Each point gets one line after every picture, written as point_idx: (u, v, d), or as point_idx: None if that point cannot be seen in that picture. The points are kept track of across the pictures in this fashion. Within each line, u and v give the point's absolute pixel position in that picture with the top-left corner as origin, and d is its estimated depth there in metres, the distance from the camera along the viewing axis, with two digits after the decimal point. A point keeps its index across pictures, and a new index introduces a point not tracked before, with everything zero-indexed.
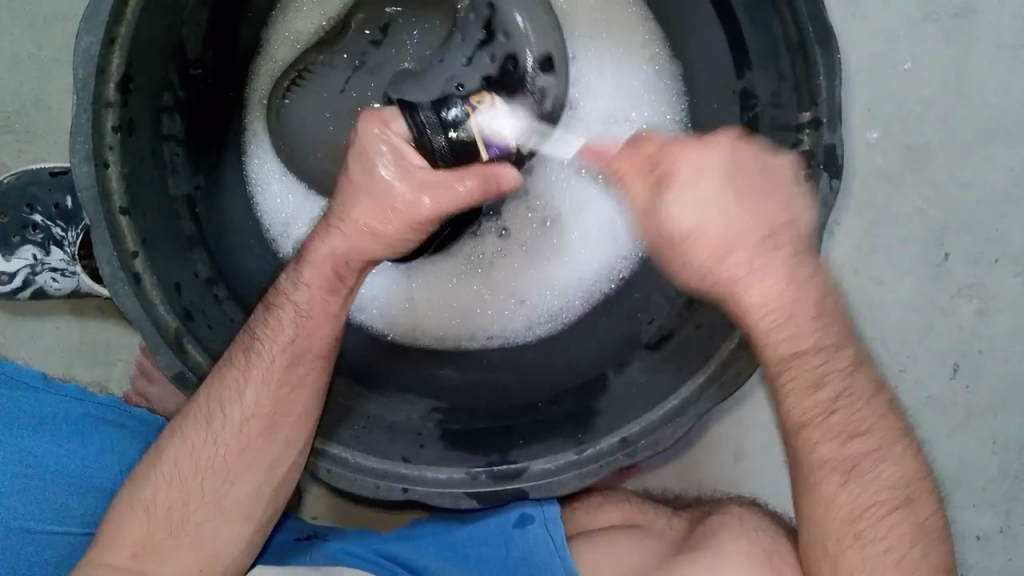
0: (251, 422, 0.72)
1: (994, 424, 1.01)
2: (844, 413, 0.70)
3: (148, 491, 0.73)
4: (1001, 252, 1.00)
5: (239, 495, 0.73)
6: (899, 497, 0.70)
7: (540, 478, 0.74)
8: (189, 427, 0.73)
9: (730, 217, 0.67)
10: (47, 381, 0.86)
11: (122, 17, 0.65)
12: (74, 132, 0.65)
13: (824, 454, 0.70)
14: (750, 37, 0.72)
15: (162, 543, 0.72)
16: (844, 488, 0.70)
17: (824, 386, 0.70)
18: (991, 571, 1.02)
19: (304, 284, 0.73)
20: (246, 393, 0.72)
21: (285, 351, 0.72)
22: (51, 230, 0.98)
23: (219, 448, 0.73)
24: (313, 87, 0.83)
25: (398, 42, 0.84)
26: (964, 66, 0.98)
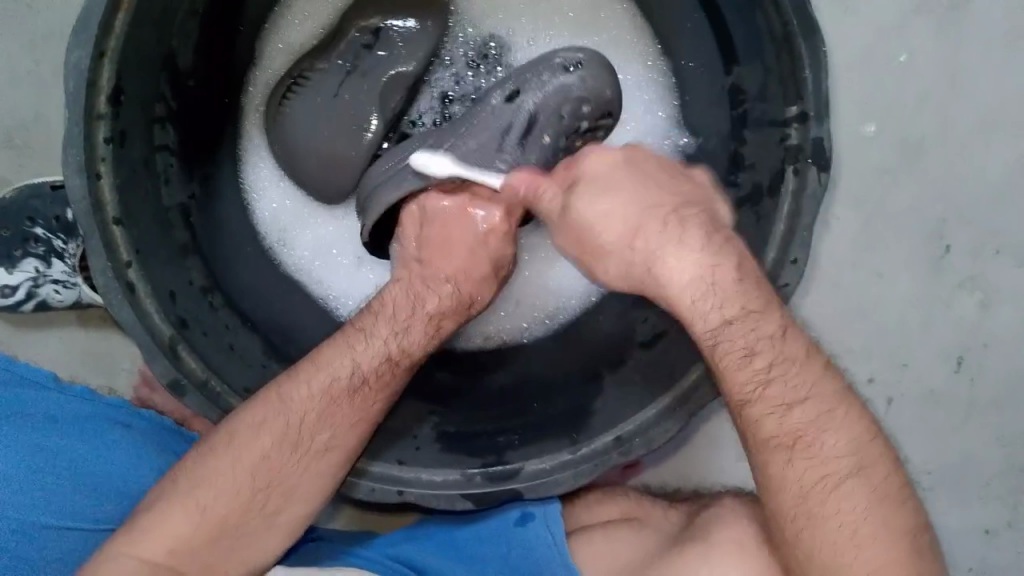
0: (332, 454, 0.73)
1: (999, 416, 1.00)
2: (781, 381, 0.66)
3: (208, 494, 0.70)
4: (1000, 244, 0.99)
5: (295, 512, 0.73)
6: (851, 466, 0.65)
7: (535, 479, 0.74)
8: (272, 443, 0.71)
9: (619, 205, 0.68)
10: (54, 382, 0.88)
11: (111, 29, 0.65)
12: (67, 143, 0.66)
13: (768, 429, 0.65)
14: (736, 33, 0.72)
15: (205, 547, 0.70)
16: (790, 465, 0.65)
17: (758, 353, 0.66)
18: (999, 565, 1.01)
19: (410, 331, 0.76)
20: (340, 430, 0.73)
21: (386, 398, 0.75)
22: (52, 242, 1.00)
23: (290, 468, 0.72)
24: (306, 96, 0.84)
25: (388, 44, 0.84)
26: (958, 57, 0.97)
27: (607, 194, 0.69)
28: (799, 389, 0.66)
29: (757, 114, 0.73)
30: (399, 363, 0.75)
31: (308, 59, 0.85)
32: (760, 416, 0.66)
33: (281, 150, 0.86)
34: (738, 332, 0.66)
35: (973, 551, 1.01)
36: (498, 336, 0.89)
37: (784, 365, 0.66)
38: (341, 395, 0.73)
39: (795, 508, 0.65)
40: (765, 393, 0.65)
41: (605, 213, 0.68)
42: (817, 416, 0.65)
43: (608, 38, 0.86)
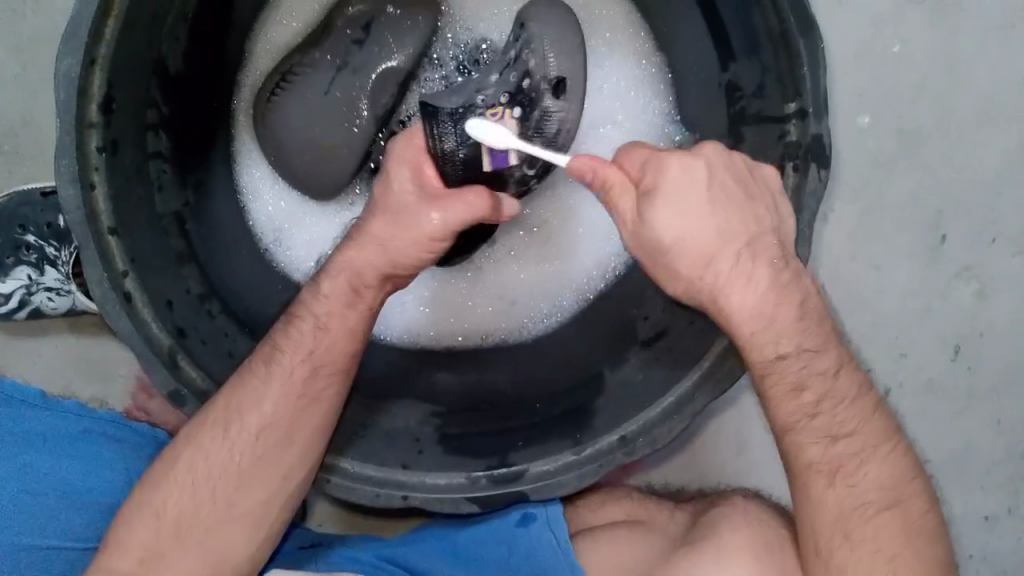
0: (267, 430, 0.72)
1: (997, 404, 1.01)
2: (828, 414, 0.68)
3: (157, 497, 0.72)
4: (997, 232, 0.99)
5: (252, 503, 0.73)
6: (888, 497, 0.68)
7: (539, 481, 0.74)
8: (203, 434, 0.72)
9: (706, 227, 0.65)
10: (44, 397, 0.86)
11: (101, 36, 0.64)
12: (60, 153, 0.65)
13: (812, 455, 0.69)
14: (732, 28, 0.71)
15: (169, 550, 0.71)
16: (831, 489, 0.69)
17: (807, 388, 0.68)
18: (1000, 551, 1.02)
19: (327, 298, 0.74)
20: (265, 403, 0.72)
21: (304, 362, 0.73)
22: (45, 250, 0.97)
23: (234, 454, 0.73)
24: (295, 91, 0.83)
25: (382, 39, 0.83)
26: (952, 46, 0.97)
27: (687, 212, 0.65)
28: (846, 424, 0.69)
29: (755, 112, 0.73)
30: (319, 329, 0.73)
31: (300, 53, 0.84)
32: (806, 443, 0.69)
33: (270, 143, 0.84)
34: (791, 367, 0.68)
35: (974, 538, 1.02)
36: (497, 336, 0.89)
37: (835, 398, 0.69)
38: (257, 372, 0.73)
39: (833, 528, 0.68)
40: (810, 425, 0.68)
41: (683, 230, 0.65)
42: (864, 449, 0.69)
43: (605, 33, 0.85)
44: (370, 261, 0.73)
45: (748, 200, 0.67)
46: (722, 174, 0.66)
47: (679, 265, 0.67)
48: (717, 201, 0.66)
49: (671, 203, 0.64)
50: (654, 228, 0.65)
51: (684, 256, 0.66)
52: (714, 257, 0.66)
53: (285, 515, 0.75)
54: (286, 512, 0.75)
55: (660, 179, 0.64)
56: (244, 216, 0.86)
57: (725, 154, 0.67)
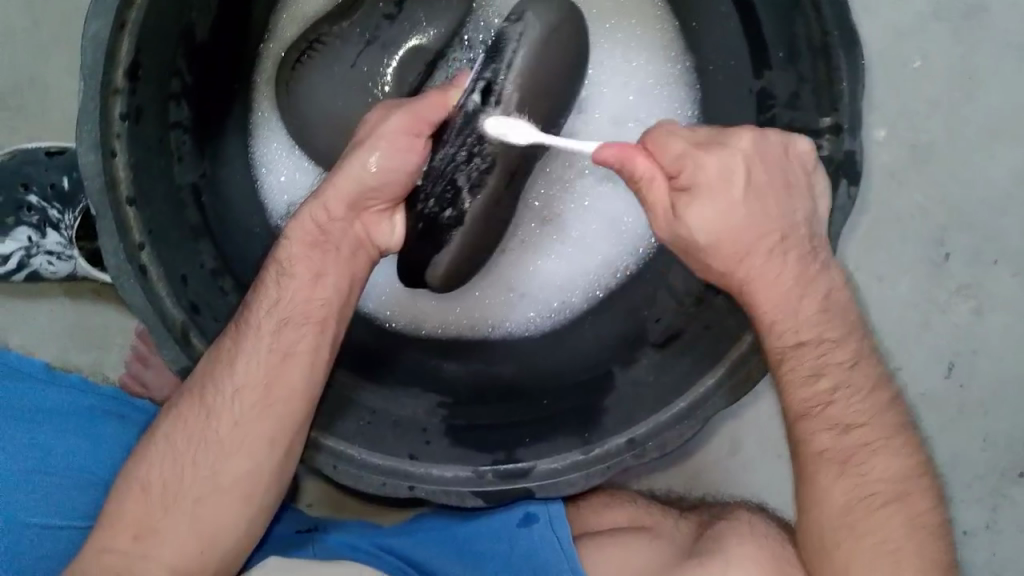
0: (244, 393, 0.70)
1: (986, 421, 1.02)
2: (842, 403, 0.68)
3: (142, 469, 0.71)
4: (1001, 253, 1.00)
5: (236, 474, 0.70)
6: (898, 490, 0.68)
7: (547, 478, 0.74)
8: (183, 403, 0.72)
9: (738, 212, 0.65)
10: (49, 371, 0.88)
11: (134, 1, 0.62)
12: (81, 118, 0.63)
13: (822, 445, 0.68)
14: (770, 35, 0.71)
15: (157, 523, 0.70)
16: (842, 480, 0.68)
17: (824, 375, 0.68)
18: (977, 566, 1.03)
19: (291, 244, 0.74)
20: (237, 363, 0.70)
21: (273, 316, 0.72)
22: (47, 211, 0.94)
23: (214, 421, 0.71)
24: (324, 63, 0.82)
25: (412, 17, 0.83)
26: (972, 66, 0.98)
27: (728, 203, 0.64)
28: (860, 415, 0.68)
29: (786, 122, 0.73)
30: (284, 277, 0.72)
31: (326, 22, 0.82)
32: (815, 433, 0.69)
33: (291, 116, 0.83)
34: (809, 355, 0.68)
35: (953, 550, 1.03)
36: (504, 327, 0.89)
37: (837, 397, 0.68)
38: (228, 335, 0.71)
39: (839, 522, 0.67)
40: (827, 412, 0.68)
41: (718, 229, 0.64)
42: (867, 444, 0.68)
43: (634, 27, 0.85)
44: (344, 195, 0.72)
45: (785, 191, 0.66)
46: (766, 160, 0.66)
47: (713, 262, 0.67)
48: (756, 192, 0.65)
49: (702, 201, 0.64)
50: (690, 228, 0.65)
51: (715, 256, 0.66)
52: (747, 253, 0.66)
53: (278, 491, 0.73)
54: (278, 483, 0.72)
55: (699, 176, 0.64)
56: (256, 185, 0.84)
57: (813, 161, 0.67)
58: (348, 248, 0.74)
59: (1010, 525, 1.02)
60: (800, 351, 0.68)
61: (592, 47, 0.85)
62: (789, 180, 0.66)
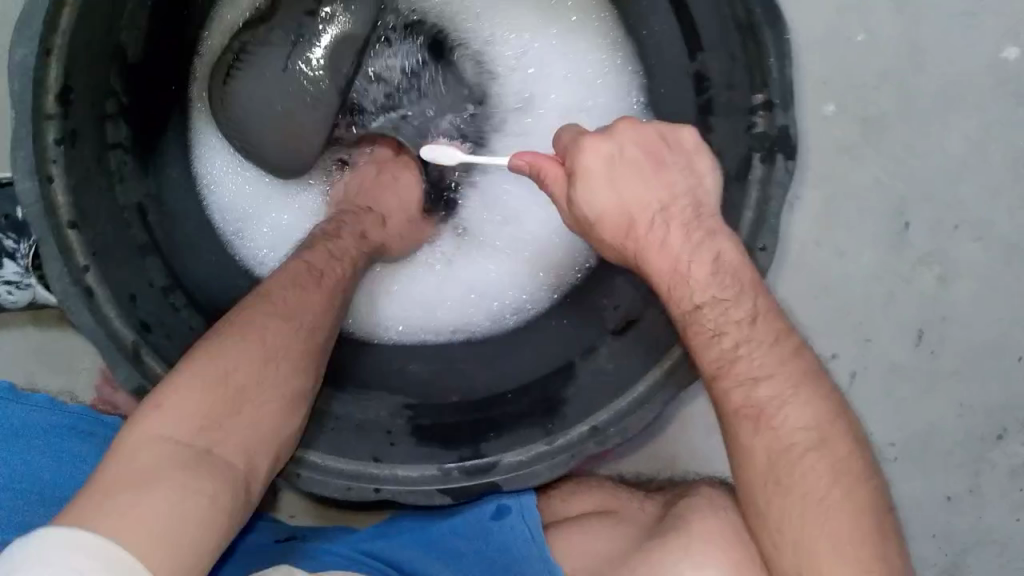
0: (301, 347, 0.67)
1: (958, 387, 1.02)
2: (747, 360, 0.66)
3: (166, 407, 0.57)
4: (960, 219, 1.00)
5: (301, 381, 0.66)
6: (814, 438, 0.64)
7: (513, 471, 0.75)
8: (234, 341, 0.63)
9: (631, 187, 0.68)
10: (16, 393, 0.88)
11: (56, 25, 0.62)
12: (16, 146, 0.64)
13: (735, 401, 0.66)
14: (700, 18, 0.72)
15: (165, 480, 0.53)
16: (759, 435, 0.65)
17: (725, 334, 0.66)
18: (961, 530, 1.04)
19: (337, 239, 0.78)
20: (294, 319, 0.68)
21: (323, 287, 0.72)
22: (1, 242, 0.92)
23: (267, 367, 0.64)
24: (253, 74, 0.79)
25: (331, 10, 0.80)
26: (916, 35, 0.98)
27: (617, 177, 0.68)
28: (769, 368, 0.65)
29: (724, 102, 0.73)
30: (332, 235, 0.78)
31: (246, 32, 0.80)
32: (729, 391, 0.66)
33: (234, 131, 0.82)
34: (708, 317, 0.67)
35: (935, 517, 1.04)
36: (469, 329, 0.89)
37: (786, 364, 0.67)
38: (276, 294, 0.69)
39: (765, 474, 0.65)
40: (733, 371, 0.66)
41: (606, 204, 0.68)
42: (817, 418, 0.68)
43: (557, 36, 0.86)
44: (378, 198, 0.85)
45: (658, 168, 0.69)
46: (651, 141, 0.69)
47: (607, 237, 0.69)
48: (637, 166, 0.68)
49: (591, 180, 0.67)
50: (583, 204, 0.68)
51: (607, 228, 0.69)
52: (634, 222, 0.68)
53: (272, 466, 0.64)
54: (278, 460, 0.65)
55: (585, 160, 0.67)
56: (202, 206, 0.85)
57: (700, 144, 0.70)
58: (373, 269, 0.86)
59: (990, 488, 1.03)
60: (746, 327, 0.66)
61: (528, 45, 0.87)
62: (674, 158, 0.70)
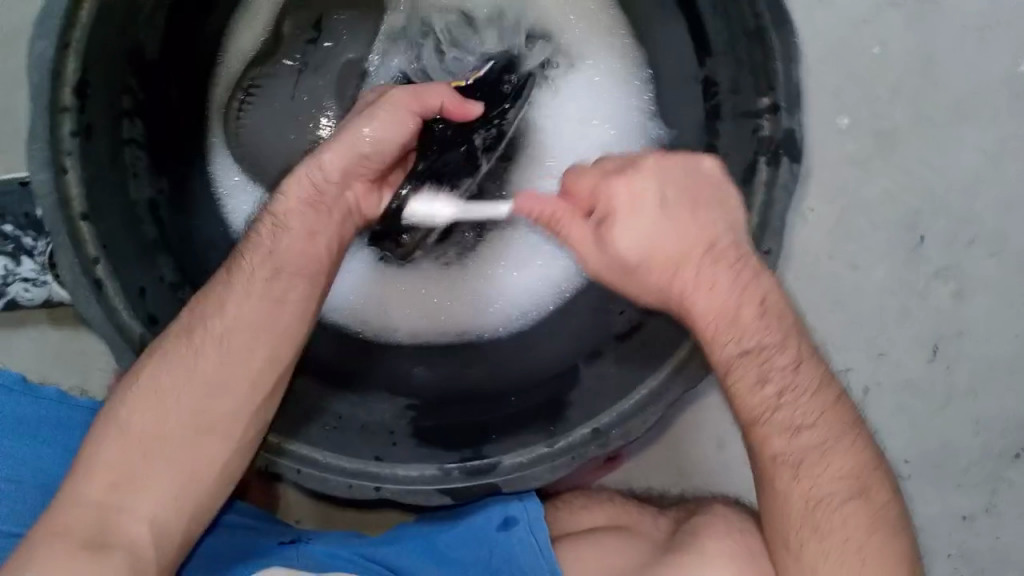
0: (232, 334, 0.70)
1: (975, 404, 1.00)
2: (790, 407, 0.68)
3: (122, 415, 0.68)
4: (975, 232, 1.00)
5: (220, 415, 0.69)
6: (853, 487, 0.68)
7: (512, 473, 0.74)
8: (167, 345, 0.69)
9: (667, 232, 0.68)
10: (24, 384, 0.87)
11: (77, 19, 0.64)
12: (31, 138, 0.66)
13: (776, 447, 0.68)
14: (708, 23, 0.72)
15: (138, 471, 0.66)
16: (796, 481, 0.67)
17: (770, 380, 0.68)
18: (980, 552, 1.01)
19: (286, 197, 0.75)
20: (226, 306, 0.71)
21: (267, 265, 0.73)
22: (20, 239, 0.93)
23: (200, 363, 0.69)
24: (264, 104, 0.88)
25: (334, 39, 0.88)
26: (929, 48, 0.98)
27: (654, 224, 0.67)
28: (808, 416, 0.68)
29: (730, 107, 0.73)
30: (278, 231, 0.74)
31: (256, 65, 0.87)
32: (768, 436, 0.68)
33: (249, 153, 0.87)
34: (751, 364, 0.68)
35: (953, 538, 1.01)
36: (473, 332, 0.89)
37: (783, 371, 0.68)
38: (221, 280, 0.73)
39: (800, 516, 0.67)
40: (773, 417, 0.68)
41: (643, 247, 0.67)
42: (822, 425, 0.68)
43: (580, 36, 0.87)
44: (340, 158, 0.75)
45: (696, 209, 0.68)
46: (677, 182, 0.69)
47: (648, 279, 0.69)
48: (666, 209, 0.68)
49: (627, 225, 0.67)
50: (616, 247, 0.68)
51: (649, 267, 0.68)
52: (676, 262, 0.68)
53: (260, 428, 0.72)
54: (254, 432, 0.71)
55: (614, 202, 0.68)
56: (217, 208, 0.86)
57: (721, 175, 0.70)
58: (339, 214, 0.76)
59: (1008, 509, 1.01)
60: (747, 337, 0.68)
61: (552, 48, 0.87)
62: (704, 197, 0.69)
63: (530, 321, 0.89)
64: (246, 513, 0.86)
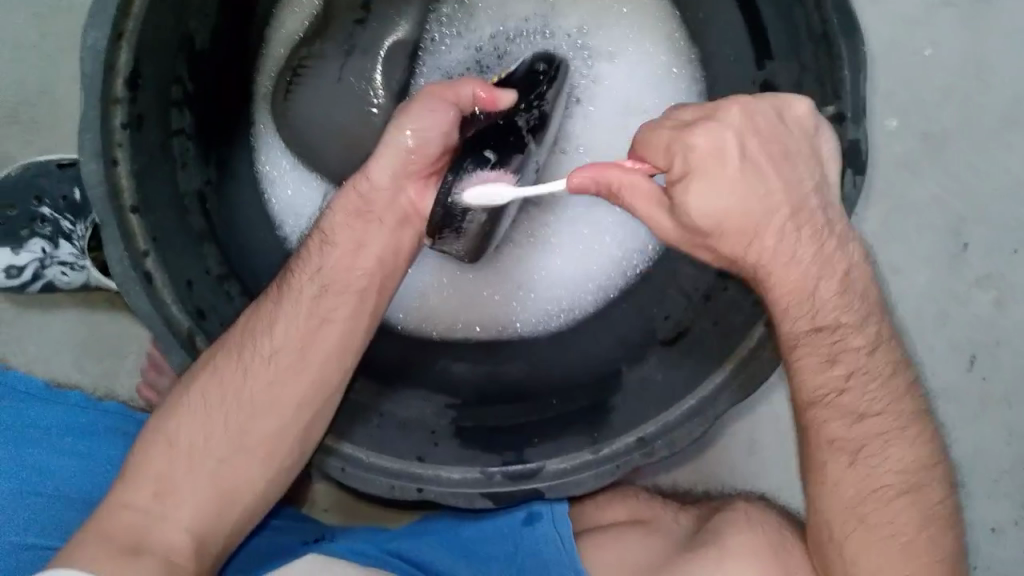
0: (281, 354, 0.72)
1: (1010, 415, 0.99)
2: (858, 391, 0.68)
3: (171, 424, 0.70)
4: (1021, 242, 0.98)
5: (265, 432, 0.71)
6: (909, 482, 0.68)
7: (555, 479, 0.73)
8: (220, 357, 0.70)
9: (738, 195, 0.62)
10: (48, 390, 0.89)
11: (130, 10, 0.63)
12: (83, 127, 0.64)
13: (835, 433, 0.68)
14: (771, 26, 0.71)
15: (183, 480, 0.68)
16: (852, 468, 0.68)
17: (840, 362, 0.67)
18: (1006, 564, 0.99)
19: (333, 214, 0.77)
20: (278, 322, 0.72)
21: (313, 281, 0.74)
22: (60, 223, 0.96)
23: (248, 380, 0.71)
24: (311, 83, 0.86)
25: (381, 17, 0.87)
26: (985, 52, 0.96)
27: (723, 184, 0.62)
28: (876, 403, 0.68)
29: None
30: (327, 246, 0.75)
31: (303, 45, 0.86)
32: (827, 421, 0.68)
33: (295, 138, 0.85)
34: (795, 347, 0.67)
35: (981, 548, 0.99)
36: (522, 327, 0.89)
37: (819, 384, 0.68)
38: (271, 298, 0.73)
39: (846, 512, 0.68)
40: (839, 402, 0.68)
41: (721, 215, 0.63)
42: (867, 436, 0.68)
43: (628, 35, 0.85)
44: (387, 165, 0.76)
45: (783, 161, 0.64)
46: (762, 119, 0.64)
47: (728, 248, 0.65)
48: (759, 159, 0.63)
49: (708, 182, 0.62)
50: (693, 213, 0.63)
51: (725, 239, 0.64)
52: (755, 231, 0.64)
53: (302, 449, 0.72)
54: (300, 447, 0.72)
55: (694, 159, 0.61)
56: (263, 201, 0.85)
57: (798, 118, 0.64)
58: (391, 220, 0.77)
59: None
60: (821, 333, 0.67)
61: (590, 32, 0.86)
62: (796, 147, 0.64)
63: (579, 314, 0.88)
64: (290, 519, 0.86)
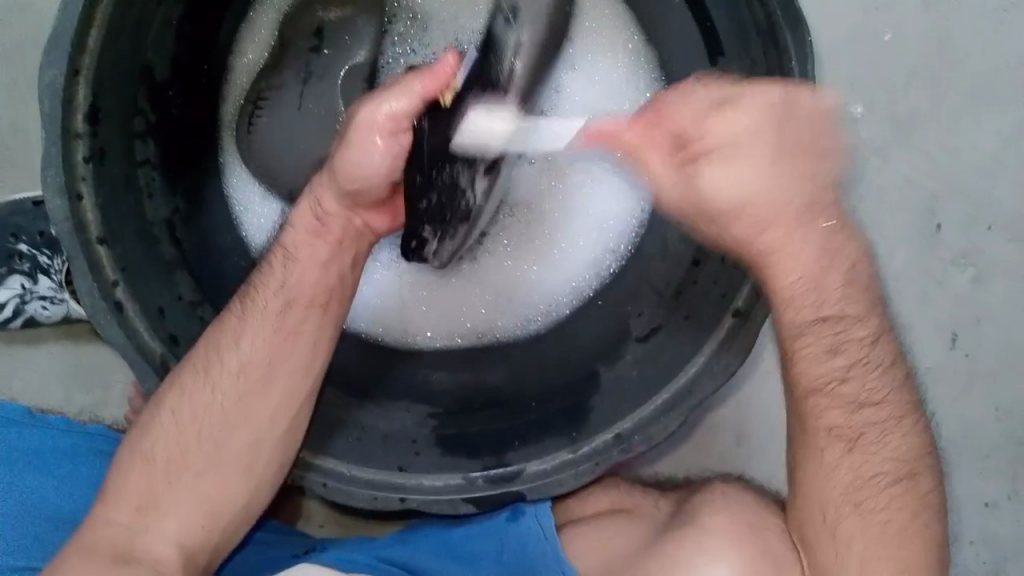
0: (249, 369, 0.72)
1: (996, 389, 0.99)
2: (858, 381, 0.69)
3: (146, 444, 0.71)
4: (994, 217, 0.98)
5: (240, 446, 0.71)
6: (902, 470, 0.68)
7: (536, 479, 0.74)
8: (186, 372, 0.71)
9: (770, 172, 0.64)
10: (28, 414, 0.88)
11: (85, 45, 0.64)
12: (44, 163, 0.65)
13: (833, 419, 0.68)
14: (720, 21, 0.72)
15: (164, 498, 0.69)
16: (848, 455, 0.68)
17: (842, 351, 0.68)
18: (1003, 537, 1.00)
19: (294, 230, 0.76)
20: (243, 339, 0.72)
21: (279, 296, 0.74)
22: (37, 258, 0.98)
23: (218, 396, 0.71)
24: (273, 115, 0.86)
25: (337, 41, 0.87)
26: (944, 32, 0.97)
27: (744, 168, 0.64)
28: (875, 393, 0.69)
29: None
30: (290, 261, 0.75)
31: (262, 77, 0.86)
32: (826, 408, 0.69)
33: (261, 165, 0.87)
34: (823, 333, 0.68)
35: (976, 523, 1.00)
36: (496, 334, 0.89)
37: None
38: (234, 312, 0.74)
39: (842, 498, 0.68)
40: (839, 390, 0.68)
41: (741, 194, 0.65)
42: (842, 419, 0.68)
43: (590, 52, 0.86)
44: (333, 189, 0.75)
45: (804, 153, 0.65)
46: (790, 112, 0.64)
47: (721, 229, 0.67)
48: (779, 147, 0.64)
49: (722, 168, 0.64)
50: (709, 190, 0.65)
51: (740, 219, 0.67)
52: (770, 223, 0.67)
53: (281, 461, 0.73)
54: (279, 458, 0.73)
55: (723, 138, 0.63)
56: (234, 222, 0.86)
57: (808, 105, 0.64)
58: (349, 240, 0.77)
59: None
60: (828, 322, 0.69)
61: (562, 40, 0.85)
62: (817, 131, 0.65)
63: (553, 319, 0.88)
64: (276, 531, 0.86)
